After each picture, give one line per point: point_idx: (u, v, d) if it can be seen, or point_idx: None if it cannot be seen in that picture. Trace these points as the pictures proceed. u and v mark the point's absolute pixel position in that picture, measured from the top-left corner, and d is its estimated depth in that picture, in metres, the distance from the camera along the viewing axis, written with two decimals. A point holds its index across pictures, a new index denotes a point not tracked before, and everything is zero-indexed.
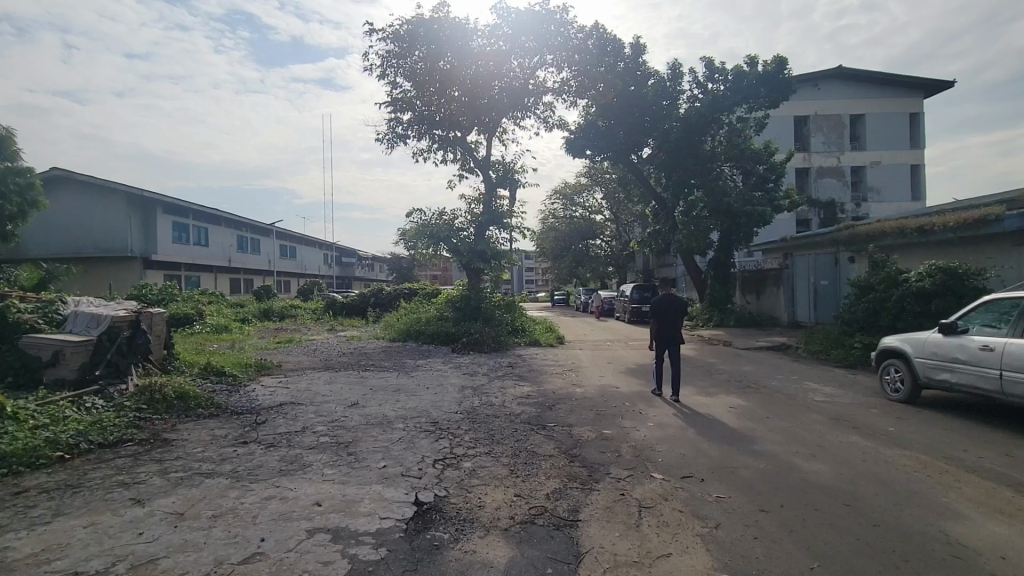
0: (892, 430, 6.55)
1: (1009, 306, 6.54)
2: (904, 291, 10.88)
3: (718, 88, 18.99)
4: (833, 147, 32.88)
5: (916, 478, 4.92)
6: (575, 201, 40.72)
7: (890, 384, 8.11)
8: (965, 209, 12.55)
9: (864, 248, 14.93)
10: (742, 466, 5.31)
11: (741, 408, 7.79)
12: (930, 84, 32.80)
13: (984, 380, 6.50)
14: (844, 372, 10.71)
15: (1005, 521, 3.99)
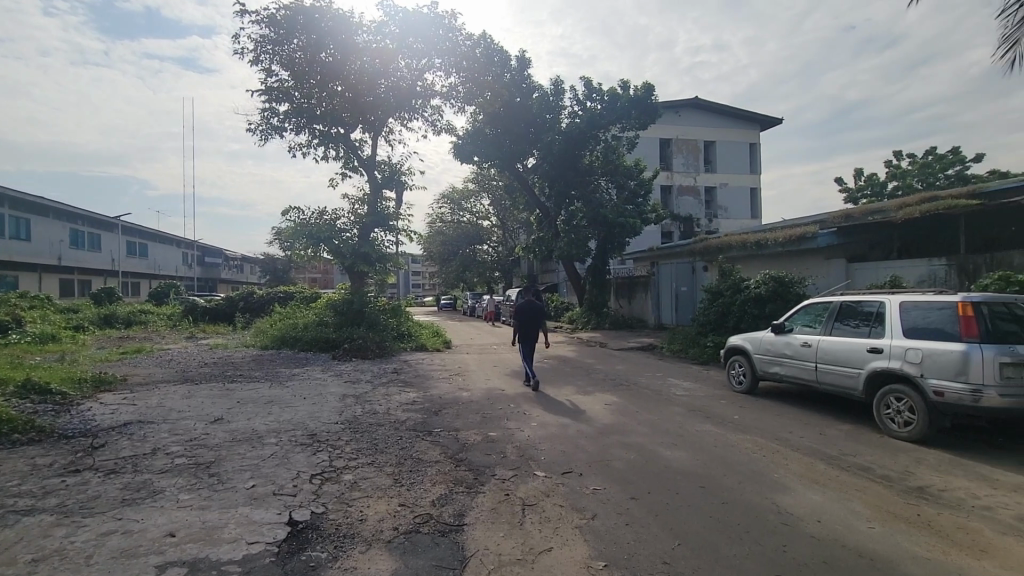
0: (737, 417, 7.54)
1: (822, 309, 7.84)
2: (746, 296, 12.58)
3: (595, 107, 20.35)
4: (691, 168, 36.91)
5: (755, 458, 5.72)
6: (463, 206, 40.91)
7: (735, 377, 9.33)
8: (792, 227, 14.82)
9: (714, 258, 17.20)
10: (615, 458, 5.76)
11: (614, 404, 8.43)
12: (765, 119, 38.29)
13: (805, 372, 7.74)
14: (699, 369, 12.06)
15: (820, 490, 4.81)
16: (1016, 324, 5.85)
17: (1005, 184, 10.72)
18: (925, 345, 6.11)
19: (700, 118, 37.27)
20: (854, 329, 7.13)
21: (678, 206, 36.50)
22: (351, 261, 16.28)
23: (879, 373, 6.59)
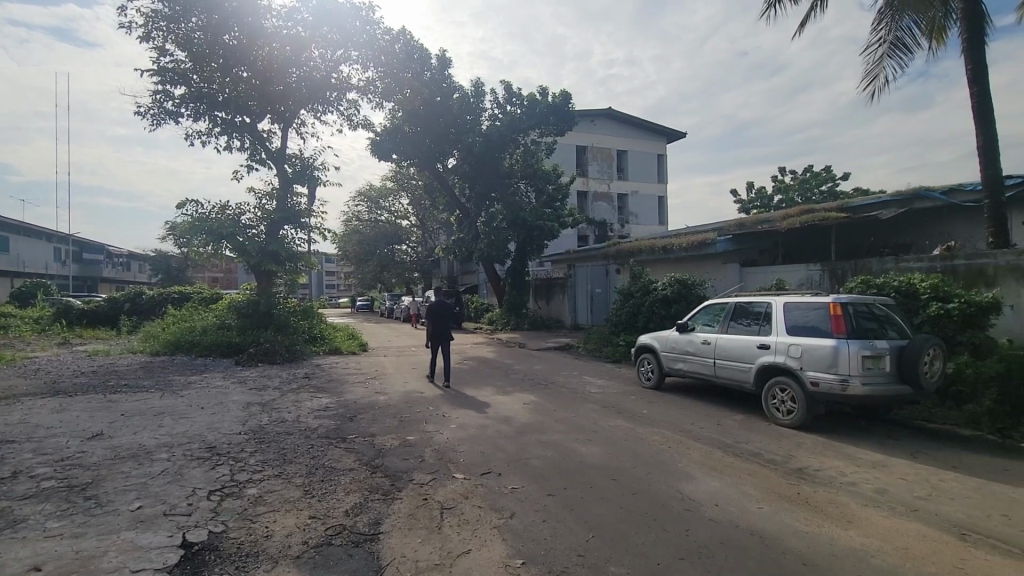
0: (646, 412, 8.00)
1: (719, 309, 8.52)
2: (654, 297, 13.39)
3: (515, 111, 20.67)
4: (605, 175, 38.59)
5: (662, 449, 6.10)
6: (381, 204, 39.74)
7: (644, 374, 9.89)
8: (694, 234, 15.98)
9: (626, 261, 18.20)
10: (533, 456, 5.88)
11: (533, 403, 8.61)
12: (671, 132, 40.96)
13: (706, 368, 8.38)
14: (612, 367, 12.63)
15: (718, 476, 5.23)
16: (875, 322, 6.72)
17: (867, 200, 12.30)
18: (804, 341, 6.85)
19: (613, 127, 39.09)
20: (747, 327, 7.83)
21: (593, 211, 38.01)
22: (257, 260, 15.20)
23: (767, 367, 7.30)
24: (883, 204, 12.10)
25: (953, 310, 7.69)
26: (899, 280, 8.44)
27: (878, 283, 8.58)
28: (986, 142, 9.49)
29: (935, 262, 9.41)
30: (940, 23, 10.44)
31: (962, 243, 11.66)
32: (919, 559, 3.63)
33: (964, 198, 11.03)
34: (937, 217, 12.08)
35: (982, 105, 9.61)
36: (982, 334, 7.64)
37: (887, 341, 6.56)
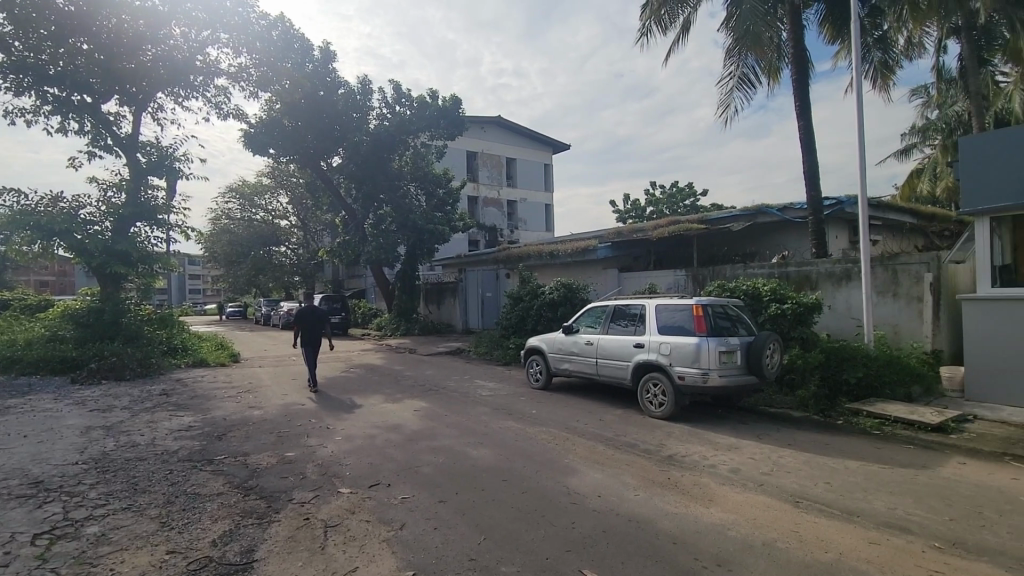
0: (534, 412, 8.28)
1: (601, 311, 9.08)
2: (542, 301, 13.91)
3: (404, 112, 20.23)
4: (494, 181, 39.29)
5: (550, 447, 6.36)
6: (256, 202, 36.57)
7: (533, 375, 10.24)
8: (578, 241, 16.91)
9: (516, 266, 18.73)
10: (424, 464, 5.79)
11: (423, 409, 8.48)
12: (557, 143, 42.90)
13: (589, 367, 8.90)
14: (502, 369, 12.89)
15: (600, 469, 5.58)
16: (729, 321, 7.64)
17: (722, 214, 13.92)
18: (672, 339, 7.57)
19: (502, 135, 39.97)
20: (624, 328, 8.46)
21: (483, 217, 38.41)
22: (100, 261, 13.13)
23: (642, 364, 7.94)
24: (735, 218, 13.78)
25: (787, 309, 9.00)
26: (746, 285, 9.69)
27: (731, 287, 9.78)
28: (810, 168, 11.26)
29: (773, 269, 10.95)
30: (775, 65, 12.21)
31: (794, 252, 13.68)
32: (764, 526, 4.19)
33: (795, 215, 12.96)
34: (775, 230, 14.04)
35: (807, 137, 11.40)
36: (809, 329, 9.04)
37: (738, 338, 7.48)
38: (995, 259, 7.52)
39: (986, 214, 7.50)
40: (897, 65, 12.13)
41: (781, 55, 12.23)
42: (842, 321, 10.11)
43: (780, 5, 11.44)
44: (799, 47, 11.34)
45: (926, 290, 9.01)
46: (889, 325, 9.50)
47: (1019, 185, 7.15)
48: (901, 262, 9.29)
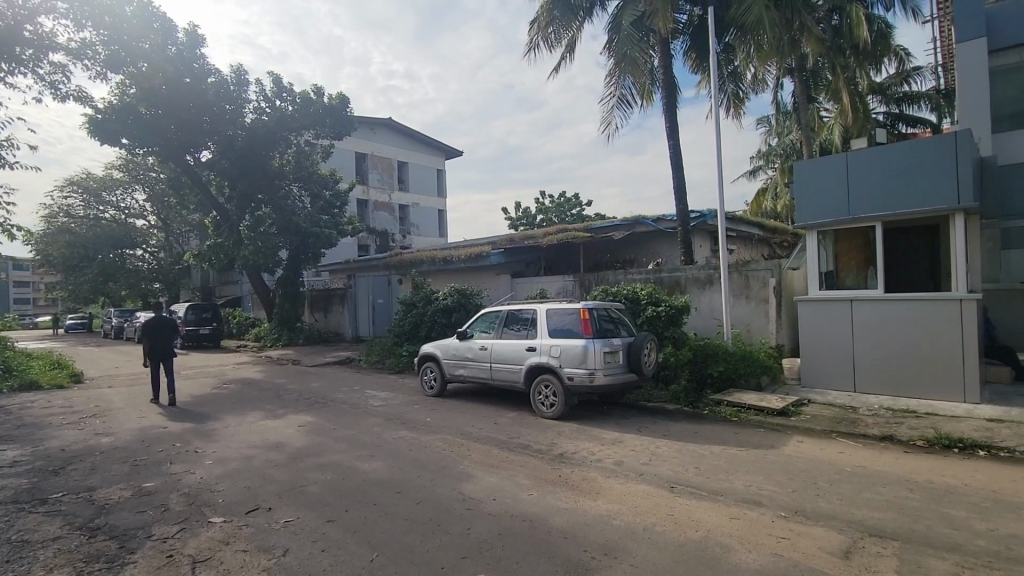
0: (429, 419, 8.18)
1: (494, 317, 9.21)
2: (436, 307, 13.78)
3: (285, 107, 18.90)
4: (385, 185, 38.25)
5: (444, 454, 6.32)
6: (104, 198, 31.89)
7: (427, 382, 10.13)
8: (471, 247, 17.08)
9: (408, 272, 18.42)
10: (310, 482, 5.45)
11: (309, 424, 7.98)
12: (449, 149, 42.92)
13: (483, 371, 9.02)
14: (395, 378, 12.58)
15: (495, 472, 5.66)
16: (613, 324, 8.18)
17: (605, 223, 14.90)
18: (561, 341, 7.92)
19: (393, 138, 39.06)
20: (517, 332, 8.67)
21: (373, 221, 37.13)
22: None
23: (534, 367, 8.21)
24: (616, 227, 14.81)
25: (662, 311, 9.88)
26: (627, 289, 10.47)
27: (613, 291, 10.51)
28: (679, 184, 12.47)
29: (649, 275, 11.94)
30: (649, 88, 13.35)
31: (666, 259, 15.04)
32: (644, 513, 4.55)
33: (667, 225, 14.26)
34: (651, 239, 15.33)
35: (676, 156, 12.61)
36: (680, 329, 9.99)
37: (621, 339, 8.04)
38: (822, 266, 8.92)
39: (815, 228, 8.89)
40: (746, 97, 13.92)
41: (653, 79, 13.41)
42: (706, 321, 11.29)
43: (652, 35, 12.55)
44: (669, 74, 12.52)
45: (771, 292, 10.41)
46: (743, 324, 10.81)
47: (838, 203, 8.59)
48: (752, 269, 10.64)
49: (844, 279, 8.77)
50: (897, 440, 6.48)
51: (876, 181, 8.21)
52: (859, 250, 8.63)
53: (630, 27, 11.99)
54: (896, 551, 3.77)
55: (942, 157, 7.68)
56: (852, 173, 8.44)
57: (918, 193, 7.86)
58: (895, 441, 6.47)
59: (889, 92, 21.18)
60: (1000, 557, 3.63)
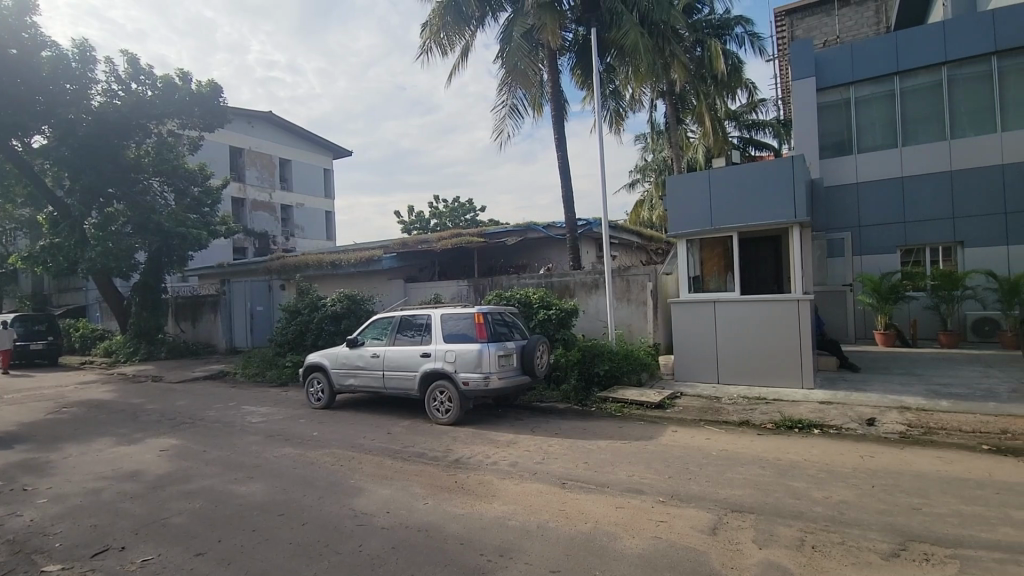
0: (315, 434, 7.71)
1: (386, 323, 8.92)
2: (323, 313, 12.99)
3: (142, 91, 16.75)
4: (265, 183, 35.46)
5: (333, 470, 5.99)
6: None
7: (314, 394, 9.56)
8: (361, 251, 16.44)
9: (292, 276, 17.28)
10: (175, 513, 4.86)
11: (174, 447, 7.12)
12: (337, 148, 40.94)
13: (375, 380, 8.71)
14: (277, 391, 11.68)
15: (388, 484, 5.49)
16: (507, 327, 8.34)
17: (498, 229, 15.18)
18: (456, 347, 7.90)
19: (274, 134, 36.36)
20: (411, 338, 8.49)
21: (251, 222, 34.24)
22: None
23: (428, 373, 8.10)
24: (508, 233, 15.15)
25: (553, 314, 10.29)
26: (520, 293, 10.75)
27: (507, 296, 10.74)
28: (567, 192, 13.09)
29: (541, 279, 12.38)
30: (539, 99, 13.88)
31: (556, 264, 15.68)
32: (538, 511, 4.69)
33: (557, 232, 14.86)
34: (541, 245, 15.89)
35: (564, 166, 13.23)
36: (569, 331, 10.46)
37: (515, 342, 8.21)
38: (690, 270, 9.89)
39: (685, 237, 9.85)
40: (626, 114, 15.04)
41: (543, 92, 13.95)
42: (593, 323, 11.96)
43: (541, 49, 13.04)
44: (557, 88, 13.11)
45: (649, 295, 11.32)
46: (625, 325, 11.61)
47: (703, 215, 9.59)
48: (632, 273, 11.49)
49: (708, 282, 9.80)
50: (752, 424, 7.38)
51: (733, 196, 9.29)
52: (720, 257, 9.70)
53: (521, 39, 12.37)
54: (753, 523, 4.28)
55: (782, 177, 8.90)
56: (713, 188, 9.45)
57: (766, 207, 9.03)
58: (751, 425, 7.36)
59: (742, 119, 24.06)
60: (830, 519, 4.28)
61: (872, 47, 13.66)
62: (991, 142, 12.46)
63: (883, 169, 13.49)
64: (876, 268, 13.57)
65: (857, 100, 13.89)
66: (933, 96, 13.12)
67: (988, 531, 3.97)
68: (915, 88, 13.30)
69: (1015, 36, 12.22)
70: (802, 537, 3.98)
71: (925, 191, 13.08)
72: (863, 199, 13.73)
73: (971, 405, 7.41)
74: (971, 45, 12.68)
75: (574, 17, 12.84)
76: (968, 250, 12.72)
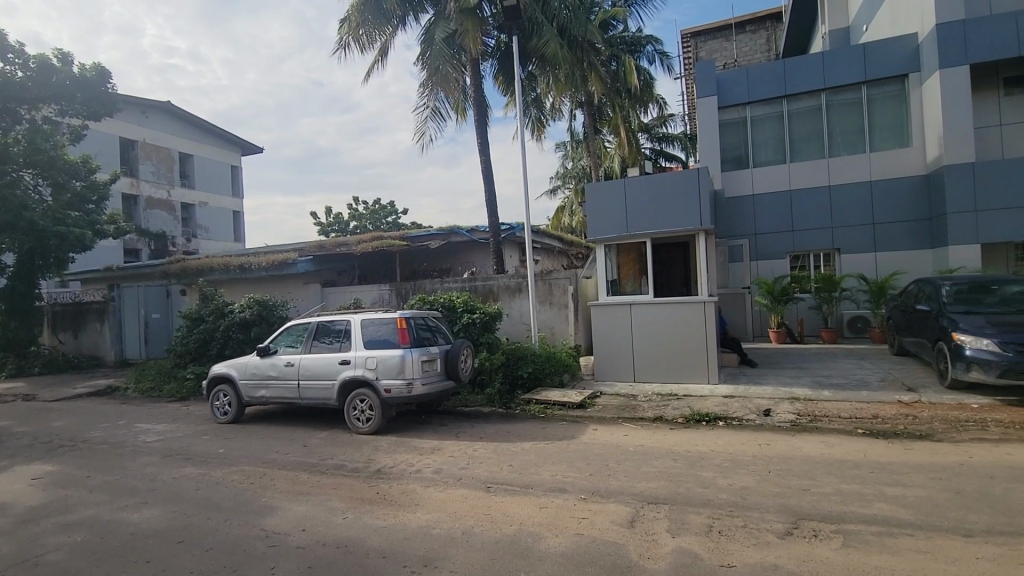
0: (221, 451, 7.14)
1: (301, 330, 8.46)
2: (230, 321, 12.07)
3: (10, 72, 14.77)
4: (162, 179, 32.42)
5: (242, 489, 5.57)
6: None
7: (220, 408, 8.87)
8: (273, 254, 15.52)
9: (195, 281, 15.95)
10: (50, 549, 4.28)
11: (49, 475, 6.29)
12: (245, 144, 38.35)
13: (288, 391, 8.23)
14: (176, 406, 10.67)
15: (304, 500, 5.19)
16: (430, 332, 8.22)
17: (421, 232, 14.95)
18: (377, 353, 7.66)
19: (173, 126, 33.35)
20: (329, 345, 8.12)
21: (147, 220, 31.06)
22: None
23: (347, 382, 7.79)
24: (431, 236, 14.97)
25: (477, 318, 10.30)
26: (444, 297, 10.66)
27: (430, 300, 10.61)
28: (490, 197, 13.17)
29: (465, 283, 12.35)
30: (462, 104, 13.87)
31: (480, 268, 15.71)
32: (463, 517, 4.65)
33: (480, 236, 14.91)
34: (464, 249, 15.85)
35: (488, 171, 13.31)
36: (493, 335, 10.51)
37: (438, 347, 8.10)
38: (608, 274, 10.32)
39: (603, 241, 10.25)
40: (546, 122, 15.44)
41: (465, 96, 13.96)
42: (516, 326, 12.10)
43: (463, 54, 13.04)
44: (479, 93, 13.18)
45: (570, 298, 11.66)
46: (548, 328, 11.86)
47: (619, 222, 10.04)
48: (554, 277, 11.77)
49: (624, 286, 10.27)
50: (665, 419, 7.82)
51: (646, 204, 9.82)
52: (635, 261, 10.20)
53: (443, 43, 12.31)
54: (667, 513, 4.53)
55: (689, 187, 9.55)
56: (628, 195, 9.93)
57: (675, 216, 9.64)
58: (664, 420, 7.79)
59: (654, 131, 25.51)
60: (733, 504, 4.64)
61: (765, 71, 15.04)
62: (861, 161, 14.15)
63: (775, 182, 14.88)
64: (769, 272, 14.92)
65: (753, 119, 15.23)
66: (815, 119, 14.68)
67: (864, 506, 4.49)
68: (800, 110, 14.81)
69: (878, 69, 14.00)
70: (711, 523, 4.27)
71: (809, 203, 14.58)
72: (759, 210, 15.05)
73: (849, 394, 8.34)
74: (843, 74, 14.34)
75: (496, 23, 12.98)
76: (844, 256, 14.33)
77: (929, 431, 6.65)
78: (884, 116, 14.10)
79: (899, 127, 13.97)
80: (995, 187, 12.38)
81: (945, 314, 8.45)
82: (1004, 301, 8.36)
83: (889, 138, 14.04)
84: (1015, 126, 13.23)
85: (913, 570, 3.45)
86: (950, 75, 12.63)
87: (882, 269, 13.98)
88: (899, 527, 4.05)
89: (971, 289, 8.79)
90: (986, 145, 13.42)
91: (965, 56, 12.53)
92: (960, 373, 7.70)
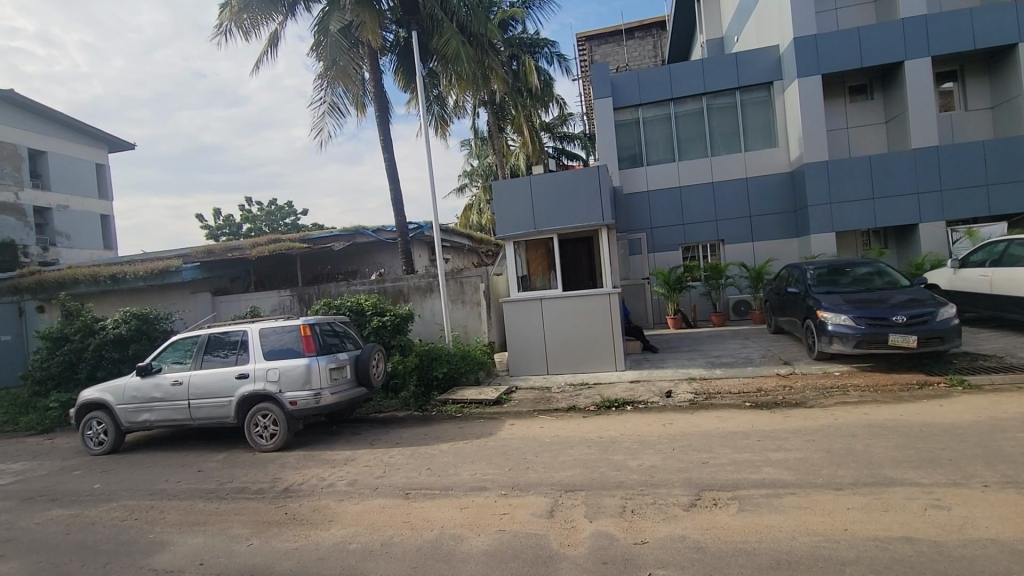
0: (96, 486, 6.28)
1: (190, 343, 7.66)
2: (101, 339, 10.63)
3: None
4: (7, 179, 27.67)
5: (123, 527, 4.93)
6: None
7: (92, 438, 7.82)
8: (152, 261, 13.95)
9: (54, 295, 13.90)
10: None
11: None
12: (111, 138, 33.97)
13: (177, 413, 7.44)
14: (36, 441, 9.22)
15: (200, 531, 4.71)
16: (338, 338, 7.82)
17: (323, 234, 14.27)
18: (279, 364, 7.14)
19: (18, 119, 28.58)
20: (223, 359, 7.44)
21: None
22: None
23: (246, 397, 7.20)
24: (334, 237, 14.30)
25: (387, 321, 9.99)
26: (351, 301, 10.28)
27: (336, 304, 10.18)
28: (396, 195, 12.83)
29: (373, 285, 11.94)
30: (361, 99, 13.37)
31: (388, 269, 15.27)
32: (381, 527, 4.49)
33: (387, 235, 14.48)
34: (370, 250, 15.33)
35: (391, 170, 12.93)
36: (405, 336, 10.24)
37: (347, 353, 7.74)
38: (518, 270, 10.50)
39: (511, 239, 10.40)
40: (450, 120, 15.40)
41: (365, 91, 13.49)
42: (429, 327, 11.91)
43: (361, 46, 12.55)
44: (380, 88, 12.75)
45: (481, 295, 11.68)
46: (461, 327, 11.82)
47: (526, 219, 10.22)
48: (465, 275, 11.73)
49: (534, 281, 10.49)
50: (578, 408, 8.11)
51: (551, 201, 10.08)
52: (543, 257, 10.45)
53: (338, 34, 11.70)
54: (584, 499, 4.68)
55: (589, 183, 9.95)
56: (533, 193, 10.14)
57: (578, 213, 10.01)
58: (578, 409, 8.09)
59: (555, 131, 26.32)
60: (642, 483, 4.91)
61: (653, 75, 16.03)
62: (738, 161, 15.60)
63: (666, 179, 15.99)
64: (664, 263, 16.04)
65: (645, 120, 16.22)
66: (698, 121, 15.95)
67: (754, 472, 4.95)
68: (685, 113, 16.00)
69: (749, 76, 15.49)
70: (624, 504, 4.48)
71: (697, 198, 15.83)
72: (654, 206, 16.09)
73: (737, 371, 9.20)
74: (721, 80, 15.66)
75: (394, 17, 12.61)
76: (727, 246, 15.75)
77: (803, 399, 7.53)
78: (755, 119, 15.66)
79: (768, 130, 15.59)
80: (846, 183, 14.26)
81: (811, 294, 9.57)
82: (856, 281, 9.64)
83: (760, 139, 15.63)
84: (857, 130, 15.31)
85: (797, 526, 3.85)
86: (807, 83, 14.29)
87: (759, 257, 15.55)
88: (784, 488, 4.52)
89: (830, 271, 10.02)
90: (837, 146, 15.40)
91: (818, 68, 14.26)
92: (824, 346, 8.78)
